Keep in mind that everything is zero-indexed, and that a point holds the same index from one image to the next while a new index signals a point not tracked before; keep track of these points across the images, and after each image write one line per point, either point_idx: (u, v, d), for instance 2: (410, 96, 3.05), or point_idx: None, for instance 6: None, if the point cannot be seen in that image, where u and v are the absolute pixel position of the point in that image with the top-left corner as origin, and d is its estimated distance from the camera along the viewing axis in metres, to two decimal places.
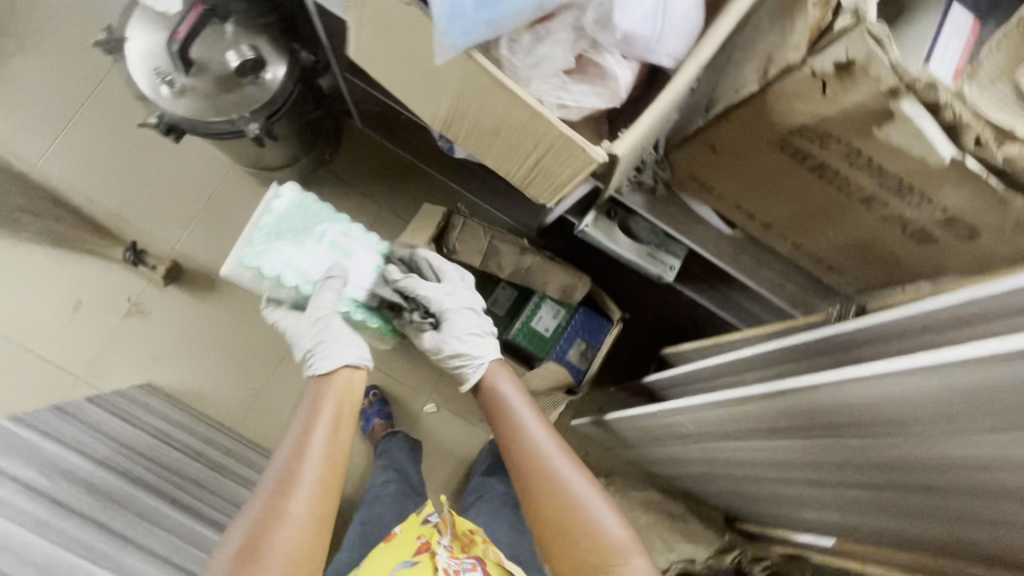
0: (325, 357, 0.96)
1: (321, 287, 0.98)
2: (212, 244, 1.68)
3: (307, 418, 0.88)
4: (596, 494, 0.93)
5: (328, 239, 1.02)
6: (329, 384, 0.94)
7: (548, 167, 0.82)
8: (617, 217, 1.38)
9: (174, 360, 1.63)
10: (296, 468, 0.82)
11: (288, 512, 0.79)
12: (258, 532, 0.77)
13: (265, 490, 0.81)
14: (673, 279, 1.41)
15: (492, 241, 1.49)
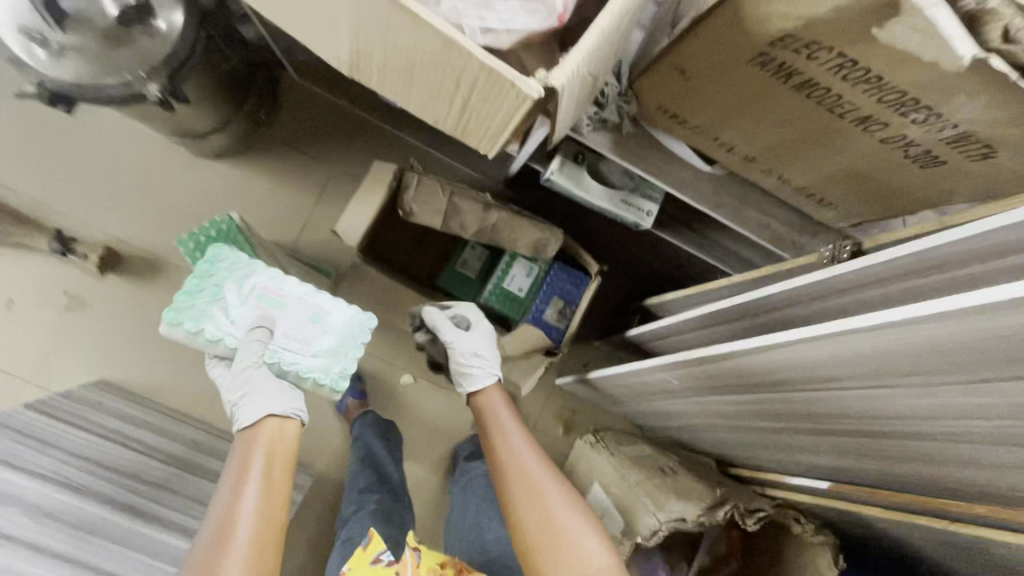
0: (246, 414, 0.94)
1: (245, 339, 0.98)
2: (149, 225, 1.53)
3: (240, 472, 0.86)
4: (568, 499, 0.94)
5: (258, 291, 1.01)
6: (254, 434, 0.92)
7: (478, 105, 0.73)
8: (586, 162, 1.24)
9: (126, 354, 1.52)
10: (232, 521, 0.80)
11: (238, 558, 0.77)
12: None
13: (206, 545, 0.78)
14: (651, 226, 1.28)
15: (452, 198, 1.34)
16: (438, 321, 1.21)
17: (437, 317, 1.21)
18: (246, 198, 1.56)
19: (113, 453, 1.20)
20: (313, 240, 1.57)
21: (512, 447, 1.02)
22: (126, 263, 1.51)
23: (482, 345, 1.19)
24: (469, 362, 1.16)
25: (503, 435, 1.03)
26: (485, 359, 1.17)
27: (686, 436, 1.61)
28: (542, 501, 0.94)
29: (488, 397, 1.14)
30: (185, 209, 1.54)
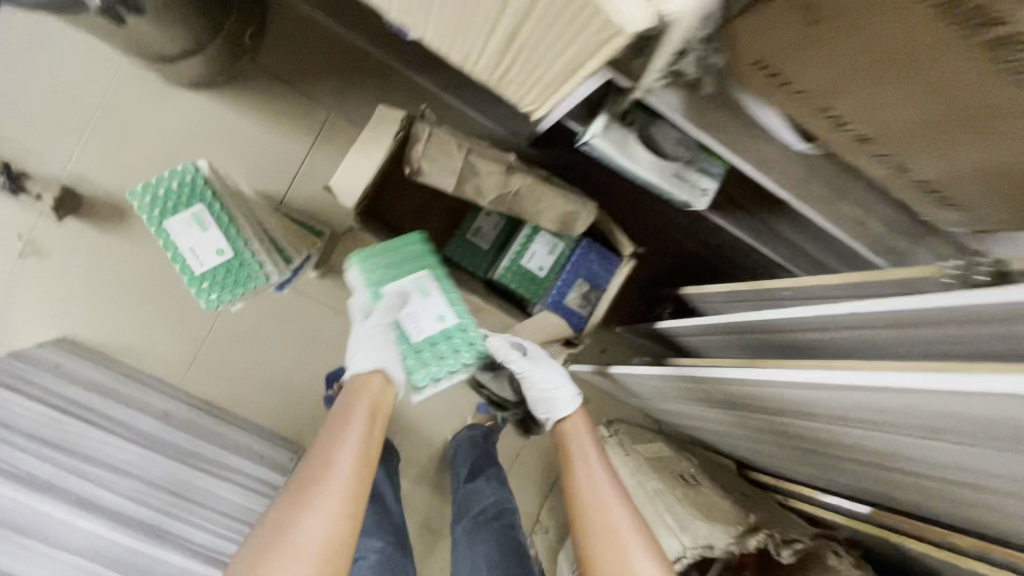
0: (359, 366, 0.92)
1: (383, 304, 0.98)
2: (115, 163, 1.32)
3: (341, 427, 0.84)
4: (650, 561, 0.84)
5: (416, 276, 1.00)
6: (361, 385, 0.90)
7: (540, 37, 0.56)
8: (635, 124, 1.02)
9: (92, 310, 1.35)
10: (327, 467, 0.79)
11: (321, 507, 0.75)
12: (287, 529, 0.73)
13: (296, 489, 0.77)
14: (706, 207, 1.08)
15: (469, 157, 1.13)
16: (506, 353, 1.02)
17: (499, 347, 1.01)
18: (230, 140, 1.34)
19: (69, 435, 1.06)
20: (307, 193, 1.37)
21: (595, 485, 0.92)
22: (91, 207, 1.31)
23: (548, 364, 1.05)
24: (548, 385, 1.04)
25: (586, 472, 0.94)
26: (557, 376, 1.04)
27: (710, 435, 1.48)
28: (620, 556, 0.85)
29: (572, 424, 1.04)
30: (159, 147, 1.33)
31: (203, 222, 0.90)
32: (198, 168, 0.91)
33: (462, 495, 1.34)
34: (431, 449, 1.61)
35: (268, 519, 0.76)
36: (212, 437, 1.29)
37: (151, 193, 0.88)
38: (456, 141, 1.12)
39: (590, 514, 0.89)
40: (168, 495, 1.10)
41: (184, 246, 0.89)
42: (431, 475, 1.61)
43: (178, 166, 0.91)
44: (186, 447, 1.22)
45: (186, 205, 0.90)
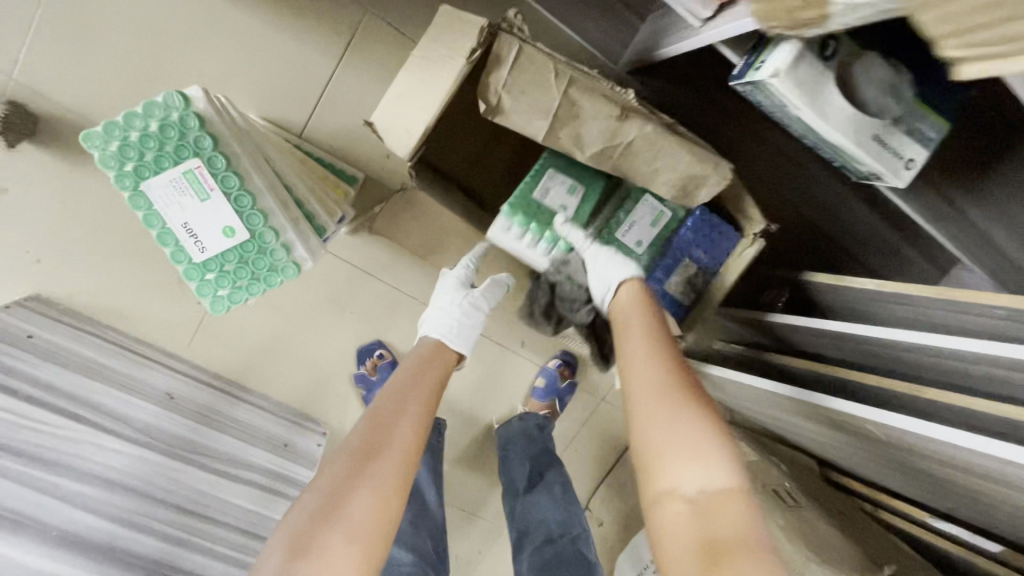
0: (451, 331, 0.89)
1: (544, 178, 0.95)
2: (82, 70, 0.98)
3: (400, 385, 0.77)
4: (700, 432, 0.66)
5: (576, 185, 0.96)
6: (428, 355, 0.84)
7: None
8: (836, 57, 0.69)
9: (70, 263, 1.07)
10: (382, 435, 0.70)
11: (377, 474, 0.66)
12: (338, 496, 0.64)
13: (345, 456, 0.68)
14: (905, 185, 0.76)
15: (572, 92, 0.80)
16: (572, 234, 0.95)
17: (568, 229, 0.95)
18: (235, 46, 1.00)
19: (44, 440, 0.89)
20: (336, 125, 1.05)
21: (650, 361, 0.75)
22: (52, 128, 0.99)
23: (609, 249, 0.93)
24: (603, 266, 0.92)
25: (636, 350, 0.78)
26: (613, 259, 0.91)
27: (799, 437, 1.29)
28: (673, 428, 0.66)
29: (625, 304, 0.88)
30: (142, 53, 0.99)
31: (200, 185, 0.65)
32: (188, 100, 0.64)
33: (522, 507, 1.16)
34: (474, 431, 1.39)
35: (313, 488, 0.66)
36: (227, 428, 1.09)
37: (119, 137, 0.61)
38: (555, 67, 0.79)
39: (638, 383, 0.74)
40: (166, 507, 0.96)
41: (176, 217, 0.66)
42: (471, 459, 1.42)
43: (156, 96, 0.63)
44: (198, 442, 1.04)
45: (176, 158, 0.64)
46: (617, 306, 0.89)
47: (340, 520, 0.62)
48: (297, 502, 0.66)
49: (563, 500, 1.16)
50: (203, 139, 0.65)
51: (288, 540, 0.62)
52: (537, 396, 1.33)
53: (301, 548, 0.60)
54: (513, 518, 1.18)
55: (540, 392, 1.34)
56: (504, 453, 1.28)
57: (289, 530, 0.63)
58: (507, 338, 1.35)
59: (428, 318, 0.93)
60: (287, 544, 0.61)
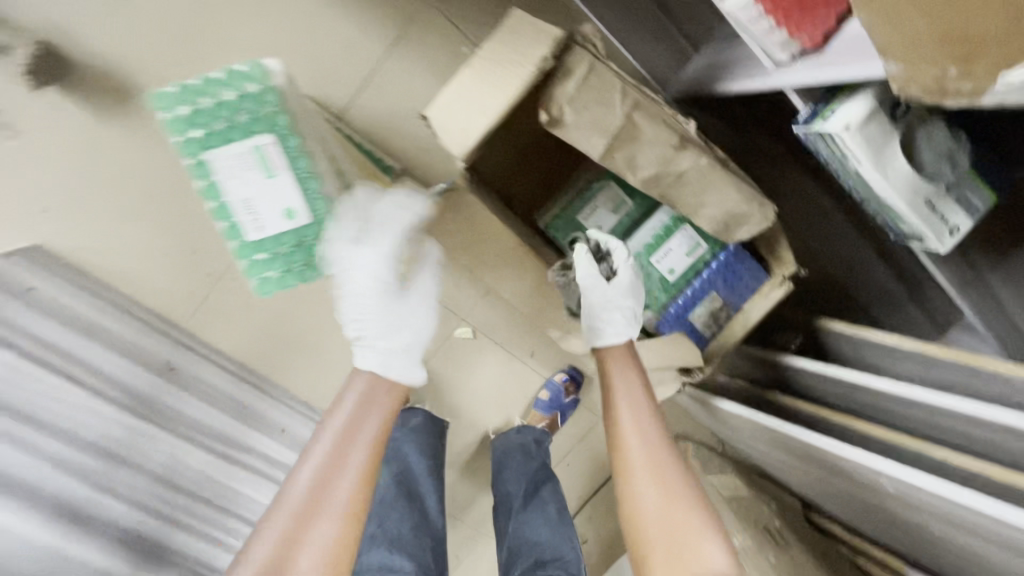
0: (398, 350, 0.77)
1: (597, 194, 1.00)
2: (115, 19, 0.92)
3: (339, 427, 0.72)
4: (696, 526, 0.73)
5: (623, 203, 1.00)
6: (372, 390, 0.74)
7: None
8: (904, 119, 0.70)
9: (70, 214, 0.99)
10: (320, 496, 0.69)
11: (318, 538, 0.67)
12: (278, 565, 0.66)
13: (283, 519, 0.68)
14: (945, 251, 0.78)
15: (632, 114, 0.80)
16: (622, 266, 0.91)
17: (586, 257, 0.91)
18: (287, 19, 0.96)
19: (57, 407, 0.94)
20: (380, 112, 1.03)
21: (637, 443, 0.80)
22: (82, 77, 0.94)
23: (636, 305, 0.91)
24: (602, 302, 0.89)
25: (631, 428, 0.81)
26: (630, 321, 0.89)
27: (791, 479, 1.29)
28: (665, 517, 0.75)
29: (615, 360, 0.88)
30: (182, 11, 0.93)
31: (269, 161, 0.67)
32: (267, 72, 0.67)
33: (516, 525, 1.11)
34: (471, 433, 1.38)
35: (258, 543, 0.68)
36: (209, 400, 1.09)
37: (189, 96, 0.63)
38: (621, 88, 0.79)
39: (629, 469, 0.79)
40: (158, 485, 1.02)
41: (235, 190, 0.66)
42: (463, 460, 1.39)
43: (238, 64, 0.65)
44: (185, 416, 1.05)
45: (247, 128, 0.66)
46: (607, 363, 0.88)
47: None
48: (242, 552, 0.68)
49: (557, 523, 1.11)
50: (279, 116, 0.68)
51: None
52: (540, 408, 1.32)
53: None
54: (509, 543, 1.11)
55: (543, 405, 1.32)
56: (501, 465, 1.25)
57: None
58: (515, 346, 1.33)
59: (359, 315, 0.76)
60: None
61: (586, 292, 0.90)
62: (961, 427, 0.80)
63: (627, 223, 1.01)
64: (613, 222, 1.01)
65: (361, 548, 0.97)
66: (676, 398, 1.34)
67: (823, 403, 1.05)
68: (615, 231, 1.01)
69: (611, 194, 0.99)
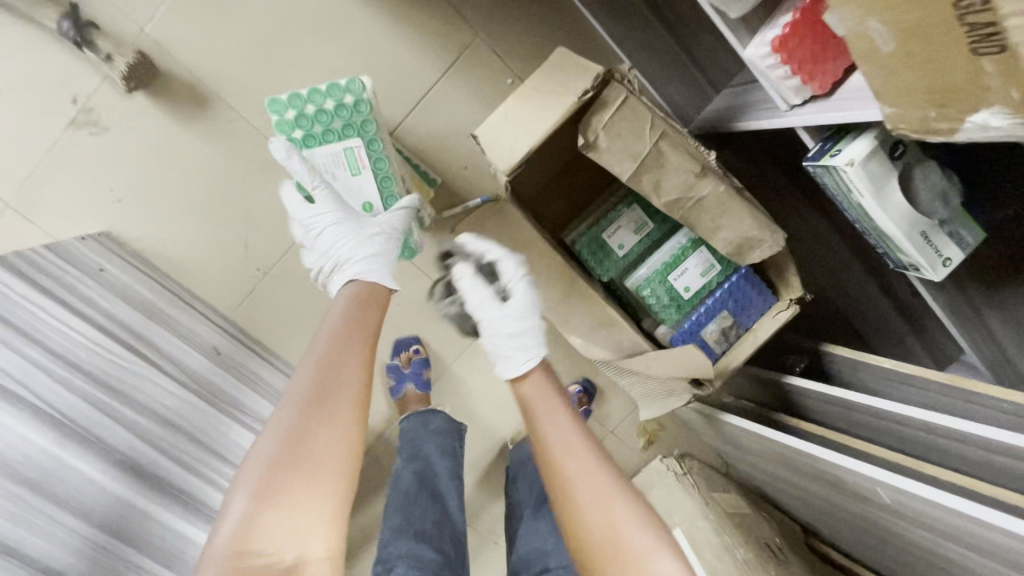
0: (363, 261, 0.82)
1: (622, 215, 1.09)
2: (205, 36, 1.05)
3: (341, 325, 0.72)
4: (647, 531, 0.68)
5: (644, 224, 1.09)
6: (361, 296, 0.78)
7: None
8: (902, 159, 0.79)
9: (143, 208, 1.11)
10: (331, 378, 0.67)
11: (332, 416, 0.65)
12: (291, 445, 0.62)
13: (293, 401, 0.65)
14: (939, 279, 0.87)
15: (660, 143, 0.90)
16: (516, 283, 0.92)
17: (469, 280, 0.92)
18: (354, 45, 1.08)
19: (128, 376, 1.01)
20: (428, 131, 1.14)
21: (565, 455, 0.73)
22: (171, 85, 1.06)
23: (530, 319, 0.89)
24: (498, 321, 0.88)
25: (560, 441, 0.75)
26: (525, 337, 0.86)
27: (794, 506, 1.32)
28: (606, 526, 0.68)
29: (533, 389, 0.82)
30: (264, 34, 1.05)
31: (354, 160, 0.90)
32: (363, 85, 0.87)
33: (524, 532, 1.13)
34: (486, 441, 1.43)
35: (266, 435, 0.64)
36: (253, 386, 1.15)
37: (302, 104, 0.86)
38: (652, 119, 0.89)
39: (565, 486, 0.72)
40: (202, 450, 1.05)
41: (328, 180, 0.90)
42: (476, 465, 1.44)
43: (343, 80, 0.87)
44: (232, 396, 1.11)
45: (342, 133, 0.89)
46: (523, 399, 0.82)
47: (302, 460, 0.62)
48: (250, 451, 0.63)
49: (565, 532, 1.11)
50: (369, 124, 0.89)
51: (241, 497, 0.60)
52: None
53: (266, 490, 0.59)
54: (518, 550, 1.12)
55: None
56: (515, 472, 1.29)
57: (253, 462, 0.62)
58: None
59: (329, 251, 0.84)
60: (241, 502, 0.59)
61: (484, 320, 0.89)
62: (954, 446, 0.85)
63: (647, 242, 1.10)
64: (635, 242, 1.09)
65: (384, 537, 1.02)
66: (682, 414, 1.40)
67: (823, 422, 1.11)
68: (635, 250, 1.10)
69: (634, 215, 1.08)
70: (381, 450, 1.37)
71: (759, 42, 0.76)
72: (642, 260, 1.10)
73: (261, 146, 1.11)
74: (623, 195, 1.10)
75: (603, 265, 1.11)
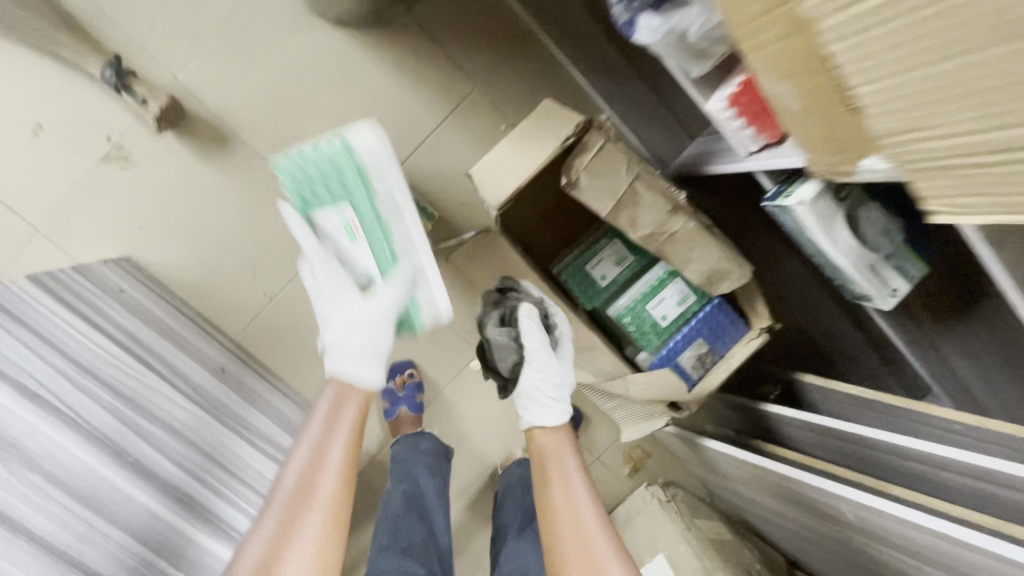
0: (342, 356, 0.88)
1: (605, 248, 1.18)
2: (230, 84, 1.17)
3: (322, 430, 0.82)
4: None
5: (625, 256, 1.18)
6: (342, 393, 0.85)
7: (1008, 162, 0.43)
8: (847, 200, 0.89)
9: (163, 236, 1.21)
10: (306, 491, 0.78)
11: (308, 524, 0.77)
12: (270, 557, 0.75)
13: (275, 513, 0.78)
14: (888, 308, 0.95)
15: (635, 183, 1.00)
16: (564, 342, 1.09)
17: (535, 323, 1.05)
18: (363, 94, 1.20)
19: (151, 391, 0.98)
20: (428, 170, 1.25)
21: (564, 506, 0.91)
22: (195, 126, 1.17)
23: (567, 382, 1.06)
24: (549, 371, 1.03)
25: (561, 491, 0.92)
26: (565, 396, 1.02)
27: (775, 534, 1.35)
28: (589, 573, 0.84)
29: (548, 440, 1.00)
30: (282, 82, 1.17)
31: (351, 228, 0.91)
32: (351, 149, 0.86)
33: (505, 553, 1.16)
34: (475, 466, 1.47)
35: (255, 541, 0.77)
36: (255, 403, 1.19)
37: (302, 172, 0.87)
38: (627, 162, 1.00)
39: (560, 532, 0.89)
40: (222, 470, 1.03)
41: (332, 248, 0.94)
42: (465, 491, 1.47)
43: (326, 141, 0.86)
44: (239, 413, 1.13)
45: (338, 200, 0.90)
46: (539, 445, 1.01)
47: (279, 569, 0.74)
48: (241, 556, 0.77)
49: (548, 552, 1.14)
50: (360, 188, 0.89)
51: None
52: None
53: None
54: (500, 571, 1.15)
55: None
56: (502, 497, 1.32)
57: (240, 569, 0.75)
58: None
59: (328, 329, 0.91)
60: None
61: (535, 361, 1.03)
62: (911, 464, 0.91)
63: (628, 274, 1.19)
64: (616, 273, 1.18)
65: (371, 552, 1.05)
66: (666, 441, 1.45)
67: (795, 446, 1.17)
68: (617, 280, 1.19)
69: (616, 248, 1.17)
70: (374, 473, 1.42)
71: (717, 97, 0.85)
72: (623, 289, 1.18)
73: (274, 180, 1.21)
74: (606, 230, 1.20)
75: (587, 294, 1.19)
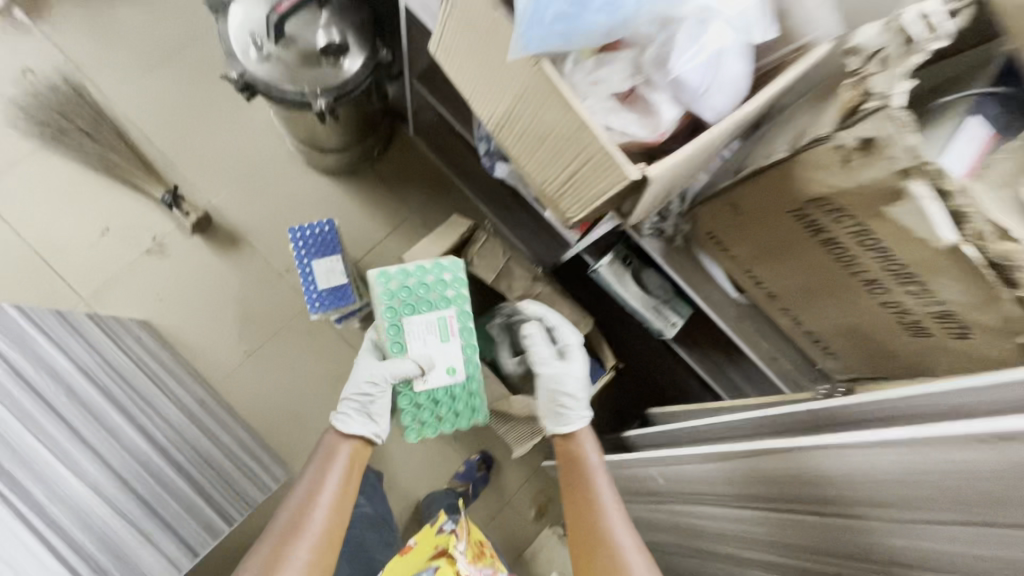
0: (355, 412, 1.09)
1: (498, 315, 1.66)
2: (247, 205, 1.74)
3: (319, 470, 1.01)
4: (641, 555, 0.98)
5: None
6: (335, 445, 1.06)
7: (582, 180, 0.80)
8: (631, 266, 1.43)
9: (178, 306, 1.66)
10: (304, 514, 0.95)
11: (301, 540, 0.93)
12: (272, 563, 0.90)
13: (273, 533, 0.94)
14: (673, 336, 1.43)
15: (509, 262, 1.54)
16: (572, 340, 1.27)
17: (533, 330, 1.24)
18: (337, 214, 1.78)
19: (159, 394, 1.31)
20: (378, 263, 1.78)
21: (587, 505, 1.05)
22: (217, 231, 1.70)
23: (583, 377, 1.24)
24: (560, 374, 1.21)
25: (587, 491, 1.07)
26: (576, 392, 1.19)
27: None
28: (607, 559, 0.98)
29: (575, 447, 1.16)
30: (282, 206, 1.75)
31: (446, 329, 1.08)
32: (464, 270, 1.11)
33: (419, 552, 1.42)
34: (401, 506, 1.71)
35: (253, 560, 0.92)
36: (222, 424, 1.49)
37: (418, 272, 1.09)
38: (504, 249, 1.55)
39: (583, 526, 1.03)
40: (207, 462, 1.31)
41: (418, 342, 1.08)
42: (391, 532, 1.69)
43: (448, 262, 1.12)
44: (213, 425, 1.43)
45: (440, 305, 1.09)
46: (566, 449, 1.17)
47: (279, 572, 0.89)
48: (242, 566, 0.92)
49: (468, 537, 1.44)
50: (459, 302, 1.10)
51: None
52: (458, 476, 1.67)
53: None
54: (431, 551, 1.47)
55: (459, 474, 1.68)
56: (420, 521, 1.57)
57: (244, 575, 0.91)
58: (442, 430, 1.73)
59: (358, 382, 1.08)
60: None
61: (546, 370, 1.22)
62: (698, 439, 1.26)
63: None
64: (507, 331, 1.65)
65: None
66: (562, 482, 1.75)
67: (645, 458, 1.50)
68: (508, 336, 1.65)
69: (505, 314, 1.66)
70: None
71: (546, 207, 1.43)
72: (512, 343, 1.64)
73: (266, 268, 1.71)
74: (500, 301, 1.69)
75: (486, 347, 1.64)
